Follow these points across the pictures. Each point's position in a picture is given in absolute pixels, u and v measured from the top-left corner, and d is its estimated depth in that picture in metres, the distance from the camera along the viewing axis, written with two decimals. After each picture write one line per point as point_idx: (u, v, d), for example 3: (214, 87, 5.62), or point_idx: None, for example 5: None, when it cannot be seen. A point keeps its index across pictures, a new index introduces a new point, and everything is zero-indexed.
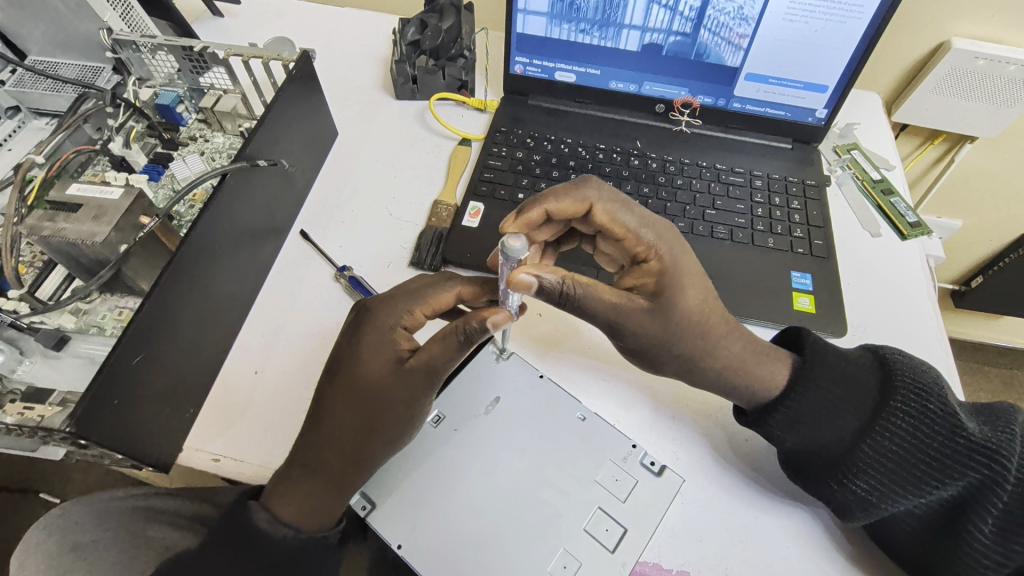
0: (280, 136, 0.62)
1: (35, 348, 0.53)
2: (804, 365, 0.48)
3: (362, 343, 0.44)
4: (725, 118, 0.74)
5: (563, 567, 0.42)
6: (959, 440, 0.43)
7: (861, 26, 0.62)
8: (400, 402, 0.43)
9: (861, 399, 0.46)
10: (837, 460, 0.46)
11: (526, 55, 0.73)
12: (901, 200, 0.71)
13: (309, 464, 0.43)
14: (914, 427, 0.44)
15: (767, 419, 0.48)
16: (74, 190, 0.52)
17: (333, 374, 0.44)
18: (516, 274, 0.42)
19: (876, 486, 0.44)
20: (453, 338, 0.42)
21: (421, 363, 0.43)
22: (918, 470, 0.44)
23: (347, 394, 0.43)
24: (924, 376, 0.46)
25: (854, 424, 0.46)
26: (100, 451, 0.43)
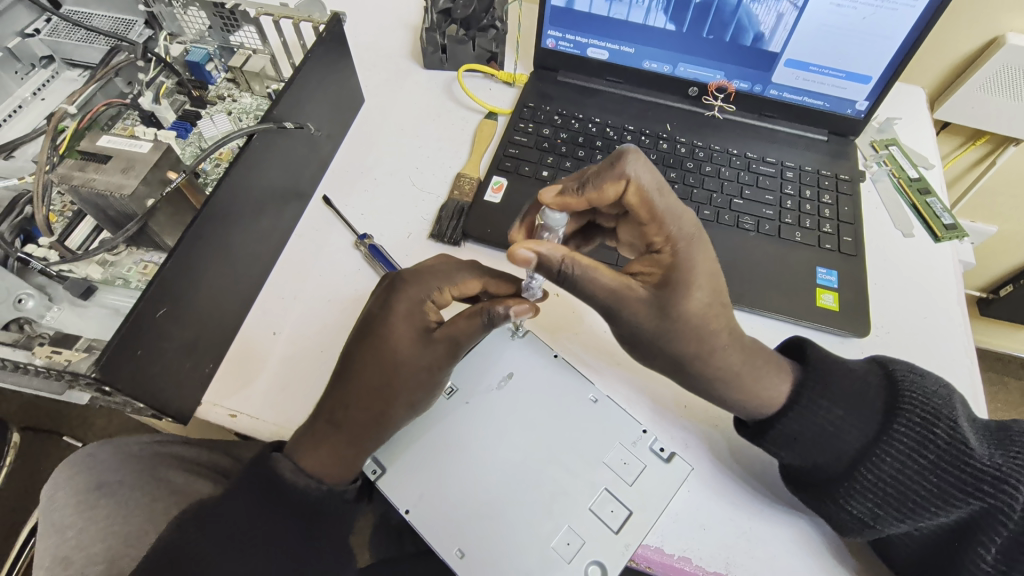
0: (307, 99, 0.61)
1: (62, 295, 0.54)
2: (806, 382, 0.47)
3: (393, 309, 0.45)
4: (760, 105, 0.71)
5: (567, 544, 0.42)
6: (964, 465, 0.42)
7: (912, 15, 0.59)
8: (425, 375, 0.44)
9: (863, 420, 0.45)
10: (834, 480, 0.45)
11: (558, 29, 0.71)
12: (938, 200, 0.68)
13: (334, 421, 0.44)
14: (915, 450, 0.44)
15: (765, 434, 0.47)
16: (104, 141, 0.52)
17: (361, 338, 0.45)
18: (516, 249, 0.41)
19: (875, 508, 0.44)
20: (477, 319, 0.43)
21: (448, 337, 0.44)
22: (919, 493, 0.43)
23: (375, 359, 0.44)
24: (931, 397, 0.44)
25: (855, 445, 0.45)
26: (122, 398, 0.44)
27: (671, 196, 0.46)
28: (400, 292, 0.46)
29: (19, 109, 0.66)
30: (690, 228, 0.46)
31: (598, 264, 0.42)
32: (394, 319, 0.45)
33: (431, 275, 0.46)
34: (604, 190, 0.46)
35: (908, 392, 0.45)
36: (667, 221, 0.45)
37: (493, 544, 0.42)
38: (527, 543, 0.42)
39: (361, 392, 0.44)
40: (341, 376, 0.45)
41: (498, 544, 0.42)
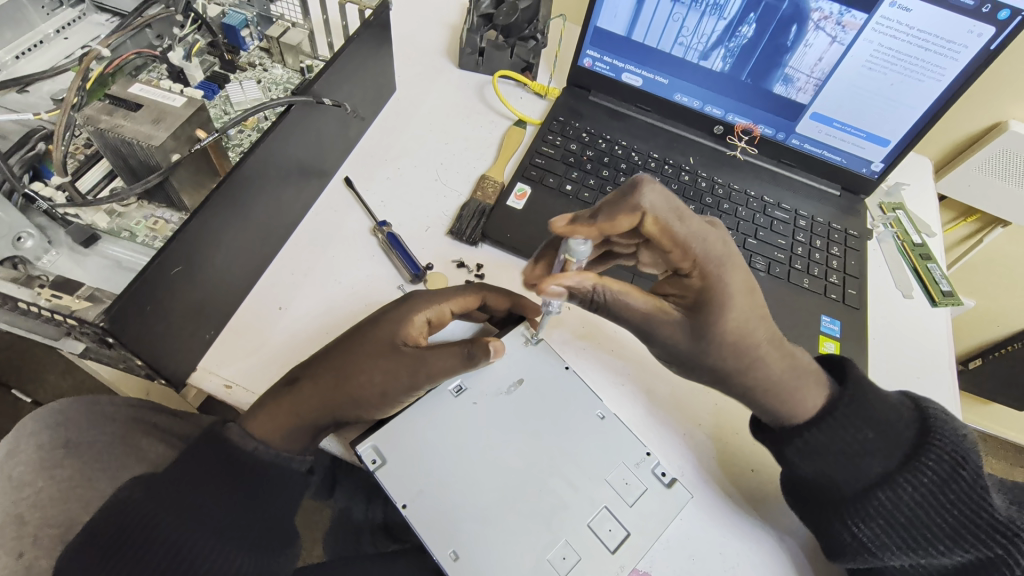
0: (345, 79, 0.61)
1: (63, 240, 0.52)
2: (843, 400, 0.47)
3: (393, 319, 0.48)
4: (781, 152, 0.73)
5: (562, 557, 0.42)
6: (982, 513, 0.43)
7: (937, 88, 0.62)
8: (391, 387, 0.45)
9: (893, 448, 0.45)
10: (847, 499, 0.45)
11: (597, 50, 0.72)
12: (937, 266, 0.71)
13: (302, 403, 0.46)
14: (937, 489, 0.44)
15: (790, 441, 0.47)
16: (135, 89, 0.51)
17: (364, 329, 0.48)
18: (545, 286, 0.43)
19: (881, 535, 0.44)
20: (458, 350, 0.46)
21: (421, 357, 0.45)
22: (927, 530, 0.44)
23: (358, 355, 0.47)
24: (962, 443, 0.45)
25: (879, 471, 0.45)
26: (122, 352, 0.43)
27: (692, 218, 0.44)
28: (408, 301, 0.49)
29: (39, 44, 0.64)
30: (719, 251, 0.44)
31: (629, 288, 0.44)
32: (390, 324, 0.48)
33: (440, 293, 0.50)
34: (618, 224, 0.43)
35: (944, 431, 0.45)
36: (693, 245, 0.44)
37: (489, 550, 0.42)
38: (522, 553, 0.42)
39: (338, 389, 0.46)
40: (328, 365, 0.47)
41: (493, 550, 0.42)
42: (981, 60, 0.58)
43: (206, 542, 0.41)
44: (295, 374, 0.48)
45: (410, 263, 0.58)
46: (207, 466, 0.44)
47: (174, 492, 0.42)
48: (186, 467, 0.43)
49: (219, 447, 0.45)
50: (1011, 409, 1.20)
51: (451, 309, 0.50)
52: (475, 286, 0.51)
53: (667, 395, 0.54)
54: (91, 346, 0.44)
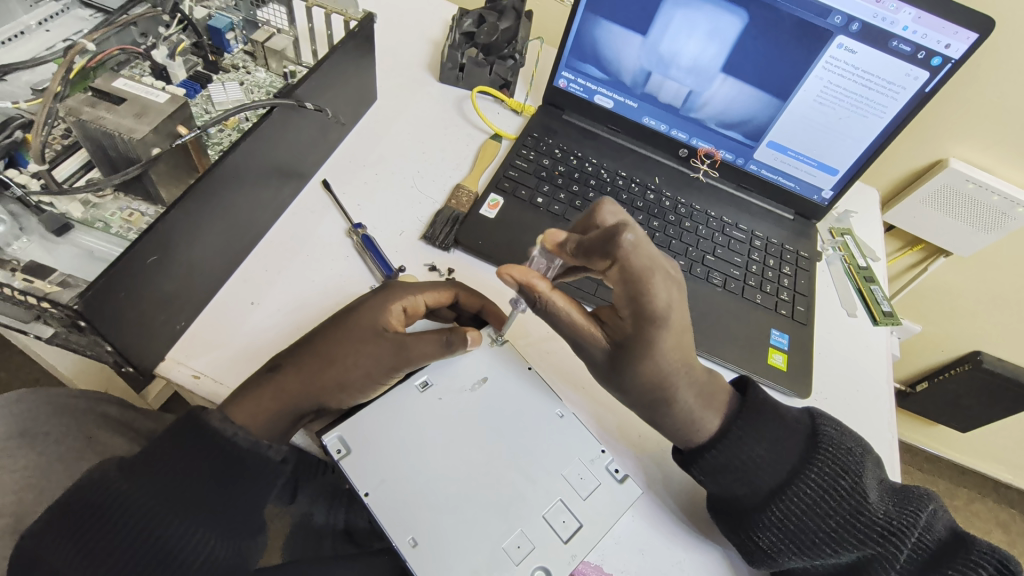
0: (328, 86, 0.63)
1: (35, 227, 0.52)
2: (736, 420, 0.50)
3: (373, 308, 0.51)
4: (740, 176, 0.78)
5: (517, 546, 0.44)
6: (861, 514, 0.46)
7: (880, 123, 0.67)
8: (374, 369, 0.48)
9: (782, 460, 0.49)
10: (748, 510, 0.48)
11: (571, 72, 0.76)
12: (879, 289, 0.76)
13: (281, 392, 0.48)
14: (824, 496, 0.47)
15: (695, 460, 0.50)
16: (120, 83, 0.52)
17: (341, 319, 0.51)
18: (502, 271, 0.48)
19: (778, 540, 0.47)
20: (436, 337, 0.49)
21: (404, 342, 0.48)
22: (820, 534, 0.47)
23: (341, 342, 0.49)
24: (845, 453, 0.49)
25: (771, 483, 0.48)
26: (93, 337, 0.44)
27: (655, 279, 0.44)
28: (387, 293, 0.52)
29: (20, 35, 0.64)
30: (662, 307, 0.45)
31: (573, 303, 0.50)
32: (371, 312, 0.51)
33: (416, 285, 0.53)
34: (591, 262, 0.46)
35: (828, 445, 0.49)
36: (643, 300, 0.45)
37: (447, 537, 0.44)
38: (479, 542, 0.44)
39: (322, 376, 0.48)
40: (310, 352, 0.49)
41: (450, 537, 0.44)
42: (918, 100, 0.64)
43: (181, 529, 0.41)
44: (276, 361, 0.49)
45: (383, 265, 0.60)
46: (182, 452, 0.44)
47: (147, 479, 0.42)
48: (162, 453, 0.43)
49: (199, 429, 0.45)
50: (953, 431, 1.27)
51: (427, 301, 0.53)
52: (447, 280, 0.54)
53: None
54: (59, 330, 0.45)
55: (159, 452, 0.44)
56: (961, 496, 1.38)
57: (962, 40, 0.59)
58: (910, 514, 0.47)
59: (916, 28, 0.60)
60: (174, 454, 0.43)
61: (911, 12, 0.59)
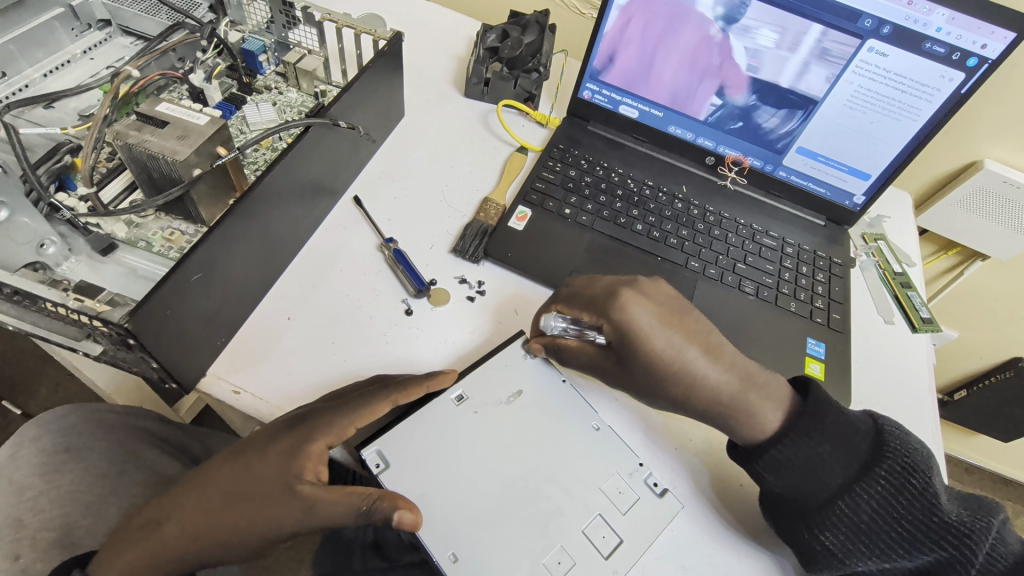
0: (360, 103, 0.64)
1: (83, 248, 0.54)
2: (802, 416, 0.49)
3: (314, 430, 0.45)
4: (769, 183, 0.77)
5: (557, 562, 0.46)
6: (933, 516, 0.45)
7: (914, 127, 0.66)
8: (277, 515, 0.44)
9: (850, 457, 0.47)
10: (813, 509, 0.47)
11: (596, 84, 0.77)
12: (917, 295, 0.74)
13: (171, 544, 0.44)
14: (893, 495, 0.46)
15: (759, 456, 0.49)
16: (163, 107, 0.54)
17: (243, 454, 0.46)
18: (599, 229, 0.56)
19: (845, 540, 0.46)
20: (354, 501, 0.43)
21: (315, 497, 0.43)
22: (888, 535, 0.45)
23: (269, 469, 0.45)
24: (914, 453, 0.47)
25: (840, 481, 0.47)
26: (140, 354, 0.45)
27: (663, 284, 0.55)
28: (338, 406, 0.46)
29: (66, 64, 0.67)
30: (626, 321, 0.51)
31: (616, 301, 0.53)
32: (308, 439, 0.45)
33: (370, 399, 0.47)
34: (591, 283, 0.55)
35: (898, 443, 0.47)
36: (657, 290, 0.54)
37: (489, 551, 0.45)
38: (520, 557, 0.45)
39: (218, 529, 0.44)
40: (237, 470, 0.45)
41: (491, 551, 0.45)
42: (954, 102, 0.63)
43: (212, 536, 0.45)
44: (212, 466, 0.46)
45: (415, 278, 0.60)
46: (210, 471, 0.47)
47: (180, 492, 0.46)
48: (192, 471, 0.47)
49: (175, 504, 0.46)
50: (996, 440, 1.22)
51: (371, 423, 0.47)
52: (381, 391, 0.47)
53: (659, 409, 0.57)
54: (106, 347, 0.46)
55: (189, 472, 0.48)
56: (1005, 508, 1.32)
57: (998, 40, 0.58)
58: (983, 519, 0.45)
59: (950, 30, 0.59)
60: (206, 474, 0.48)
61: (945, 13, 0.58)
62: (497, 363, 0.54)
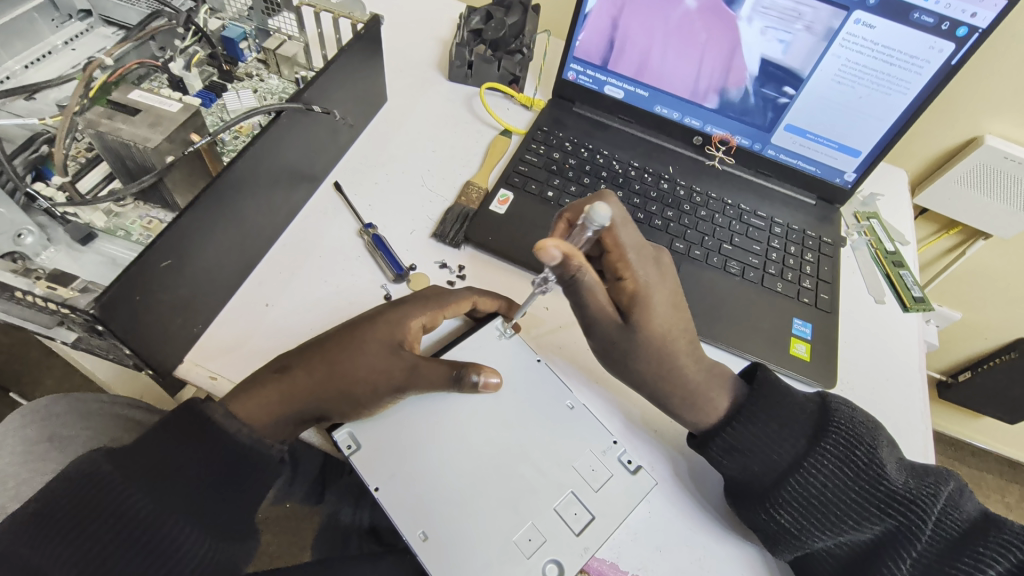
0: (336, 87, 0.63)
1: (62, 237, 0.54)
2: (748, 401, 0.50)
3: (420, 308, 0.52)
4: (758, 162, 0.76)
5: (529, 539, 0.46)
6: (880, 486, 0.45)
7: (904, 101, 0.64)
8: (378, 382, 0.48)
9: (798, 434, 0.47)
10: (766, 490, 0.47)
11: (580, 64, 0.75)
12: (909, 274, 0.73)
13: (289, 395, 0.48)
14: (841, 469, 0.46)
15: (711, 440, 0.49)
16: (136, 95, 0.54)
17: (357, 326, 0.51)
18: (546, 243, 0.44)
19: (799, 519, 0.46)
20: (447, 369, 0.48)
21: (410, 360, 0.49)
22: (840, 510, 0.45)
23: (353, 355, 0.49)
24: (859, 427, 0.47)
25: (789, 458, 0.47)
26: (112, 341, 0.45)
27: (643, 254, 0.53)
28: (402, 306, 0.53)
29: (47, 55, 0.67)
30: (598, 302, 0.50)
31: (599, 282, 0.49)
32: (385, 326, 0.51)
33: (433, 297, 0.53)
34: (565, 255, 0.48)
35: (843, 418, 0.47)
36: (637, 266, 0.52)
37: (460, 530, 0.45)
38: (490, 535, 0.45)
39: (332, 382, 0.48)
40: (322, 360, 0.49)
41: (464, 529, 0.45)
42: (944, 74, 0.61)
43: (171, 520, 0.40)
44: (288, 367, 0.49)
45: (395, 264, 0.61)
46: (186, 441, 0.44)
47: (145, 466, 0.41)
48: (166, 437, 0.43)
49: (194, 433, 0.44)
50: (1001, 422, 1.21)
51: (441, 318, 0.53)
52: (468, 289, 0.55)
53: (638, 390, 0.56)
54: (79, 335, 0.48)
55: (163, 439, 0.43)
56: (1012, 491, 1.31)
57: (988, 8, 0.56)
58: (931, 487, 0.45)
59: None
60: (177, 445, 0.43)
61: None
62: (473, 346, 0.54)
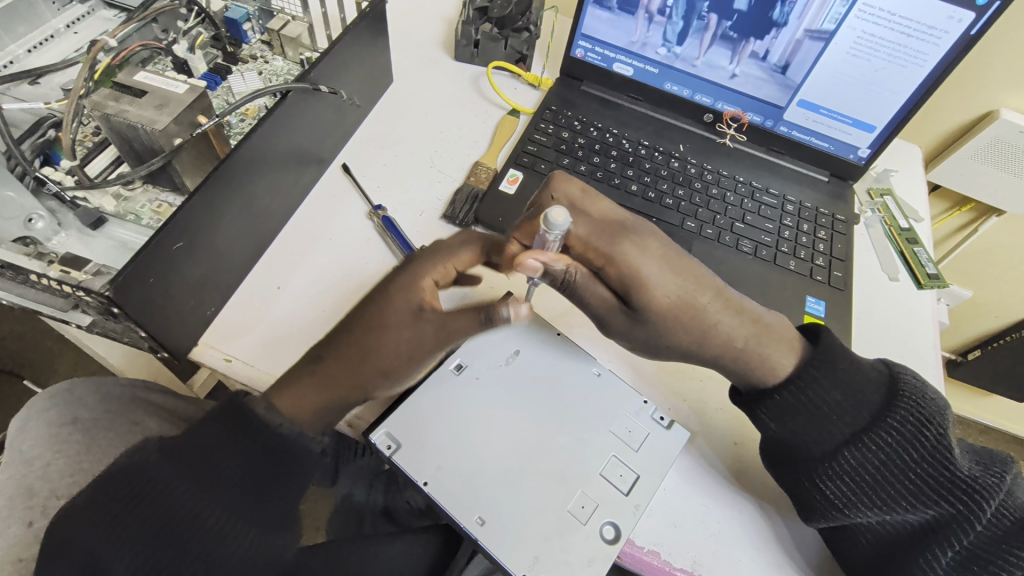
0: (343, 67, 0.63)
1: (72, 222, 0.54)
2: (813, 363, 0.49)
3: (421, 267, 0.49)
4: (770, 139, 0.75)
5: (581, 507, 0.46)
6: (944, 470, 0.44)
7: (921, 73, 0.63)
8: (415, 352, 0.47)
9: (860, 407, 0.47)
10: (816, 460, 0.47)
11: (588, 41, 0.74)
12: (924, 251, 0.72)
13: (324, 377, 0.47)
14: (902, 448, 0.45)
15: (764, 402, 0.50)
16: (140, 77, 0.54)
17: (368, 302, 0.48)
18: (526, 258, 0.45)
19: (847, 492, 0.46)
20: (476, 315, 0.47)
21: (440, 322, 0.47)
22: (892, 488, 0.45)
23: (371, 330, 0.47)
24: (931, 406, 0.46)
25: (847, 431, 0.47)
26: (127, 323, 0.46)
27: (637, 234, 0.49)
28: (405, 272, 0.49)
29: (50, 39, 0.66)
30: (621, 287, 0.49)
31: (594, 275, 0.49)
32: (391, 296, 0.48)
33: (440, 255, 0.49)
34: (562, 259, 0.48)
35: (914, 395, 0.46)
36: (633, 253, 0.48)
37: (508, 509, 0.45)
38: (544, 506, 0.45)
39: (364, 363, 0.47)
40: (343, 343, 0.48)
41: (512, 506, 0.45)
42: (962, 45, 0.59)
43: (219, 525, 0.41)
44: (314, 360, 0.48)
45: (405, 246, 0.60)
46: (230, 437, 0.44)
47: (192, 467, 0.42)
48: (208, 435, 0.43)
49: (245, 421, 0.45)
50: (1011, 401, 1.20)
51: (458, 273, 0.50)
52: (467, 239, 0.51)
53: (651, 372, 0.57)
54: (94, 319, 0.49)
55: (206, 434, 0.44)
56: None
57: None
58: (996, 476, 0.44)
59: None
60: (230, 439, 0.44)
61: None
62: (490, 327, 0.53)
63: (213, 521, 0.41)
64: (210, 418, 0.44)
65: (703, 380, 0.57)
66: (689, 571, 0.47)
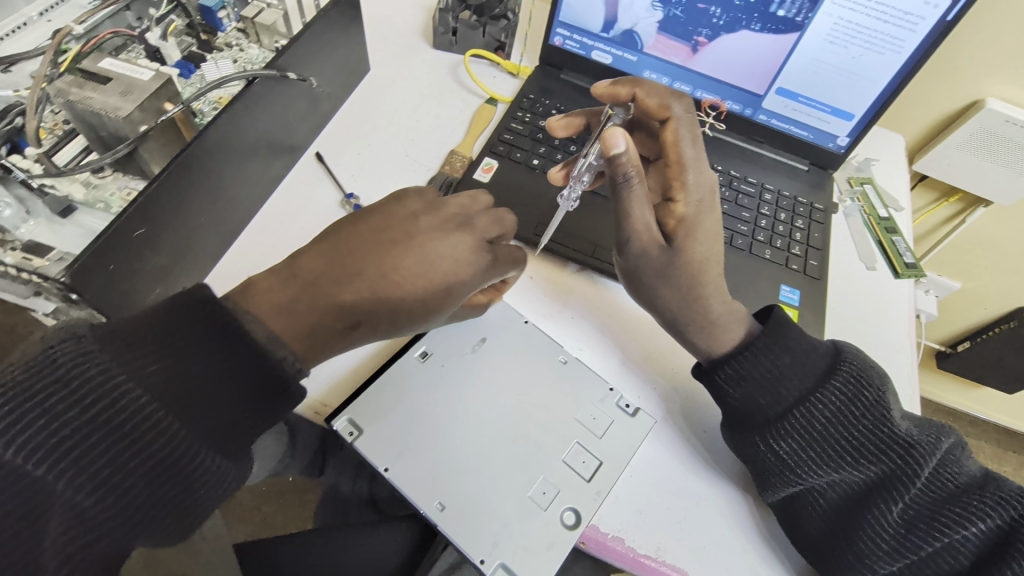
0: (314, 54, 0.62)
1: (41, 210, 0.53)
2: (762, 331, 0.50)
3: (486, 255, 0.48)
4: (749, 128, 0.74)
5: (542, 492, 0.46)
6: (883, 428, 0.45)
7: (898, 60, 0.62)
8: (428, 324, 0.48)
9: (808, 370, 0.48)
10: (767, 421, 0.48)
11: (567, 29, 0.73)
12: (902, 239, 0.72)
13: (346, 325, 0.43)
14: (846, 406, 0.46)
15: (719, 369, 0.50)
16: (105, 63, 0.54)
17: (423, 266, 0.45)
18: (612, 129, 0.46)
19: (797, 450, 0.46)
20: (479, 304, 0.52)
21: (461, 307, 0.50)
22: (838, 447, 0.46)
23: (422, 305, 0.46)
24: (871, 371, 0.48)
25: (796, 391, 0.48)
26: (89, 312, 0.45)
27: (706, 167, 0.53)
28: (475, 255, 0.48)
29: (22, 26, 0.65)
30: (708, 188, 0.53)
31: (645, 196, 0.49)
32: (470, 261, 0.47)
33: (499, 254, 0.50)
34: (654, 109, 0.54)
35: (855, 359, 0.48)
36: (688, 171, 0.52)
37: (469, 498, 0.45)
38: (503, 491, 0.45)
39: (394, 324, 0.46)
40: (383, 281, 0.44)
41: (470, 493, 0.45)
42: (939, 31, 0.59)
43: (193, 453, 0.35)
44: (350, 307, 0.43)
45: None
46: (197, 347, 0.36)
47: (164, 377, 0.35)
48: (186, 350, 0.36)
49: (216, 320, 0.37)
50: (1000, 393, 1.20)
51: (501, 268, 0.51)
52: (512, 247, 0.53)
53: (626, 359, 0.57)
54: (57, 307, 0.49)
55: (173, 341, 0.36)
56: (1010, 460, 1.31)
57: None
58: (933, 438, 0.45)
59: None
60: (203, 346, 0.36)
61: None
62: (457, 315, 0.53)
63: (189, 450, 0.35)
64: (184, 325, 0.36)
65: (681, 364, 0.57)
66: (654, 558, 0.46)
